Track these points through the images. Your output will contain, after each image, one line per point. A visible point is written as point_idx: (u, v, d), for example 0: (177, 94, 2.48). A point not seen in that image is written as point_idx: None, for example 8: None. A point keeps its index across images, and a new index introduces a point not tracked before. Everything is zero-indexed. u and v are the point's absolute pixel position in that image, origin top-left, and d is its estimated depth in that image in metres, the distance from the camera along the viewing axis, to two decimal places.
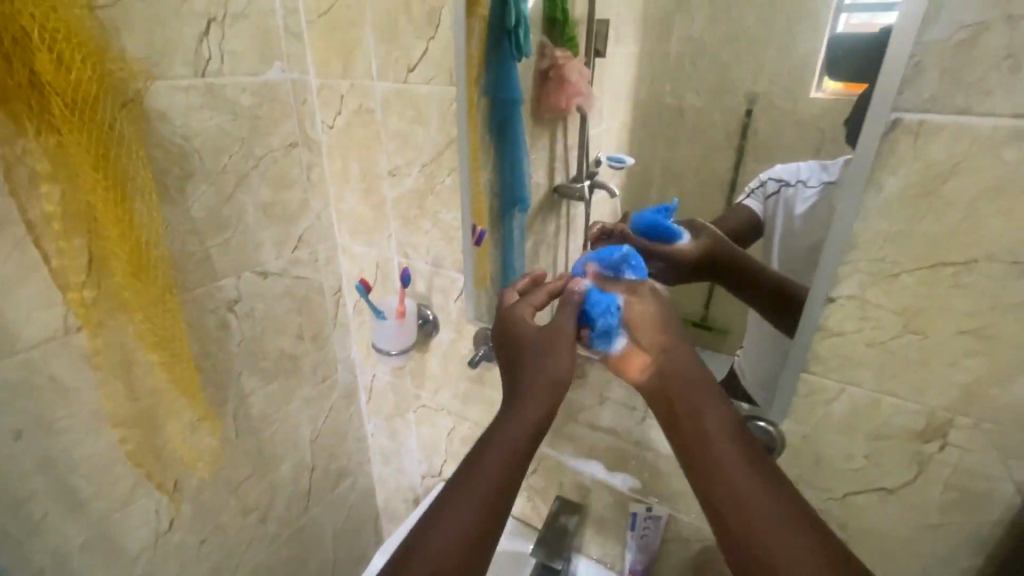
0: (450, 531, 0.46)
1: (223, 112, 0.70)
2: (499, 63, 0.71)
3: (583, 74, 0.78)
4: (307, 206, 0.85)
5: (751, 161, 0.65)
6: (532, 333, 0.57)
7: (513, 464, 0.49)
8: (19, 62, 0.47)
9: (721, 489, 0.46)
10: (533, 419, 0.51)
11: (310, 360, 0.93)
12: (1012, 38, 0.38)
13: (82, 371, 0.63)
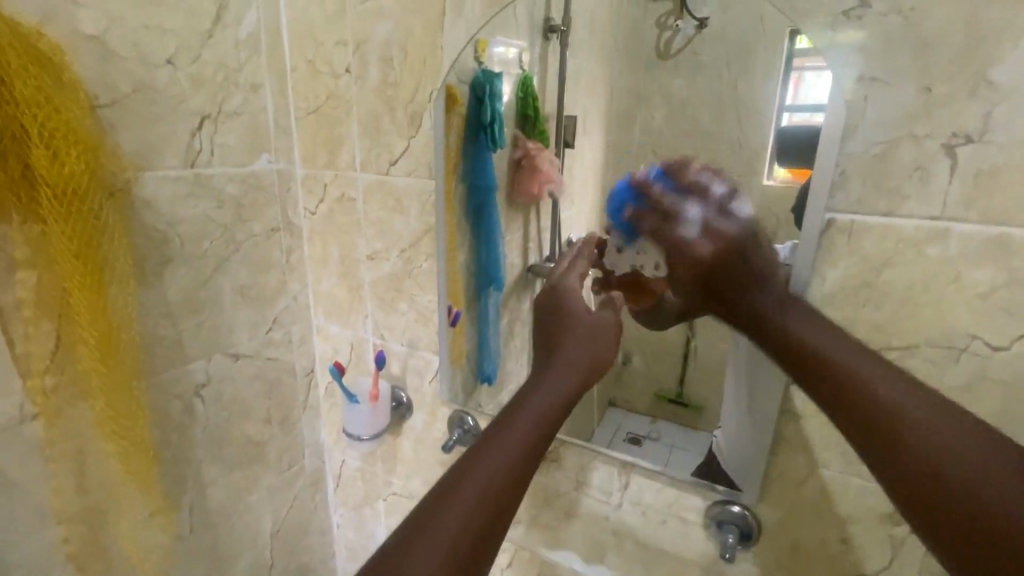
0: (484, 479, 0.41)
1: (209, 200, 0.73)
2: (475, 154, 0.74)
3: (554, 166, 0.71)
4: (284, 288, 0.86)
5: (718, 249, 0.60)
6: (578, 310, 0.58)
7: (551, 424, 0.46)
8: (15, 157, 0.49)
9: (872, 391, 0.41)
10: (569, 385, 0.48)
11: (276, 446, 0.90)
12: (917, 154, 0.44)
13: (31, 464, 0.59)
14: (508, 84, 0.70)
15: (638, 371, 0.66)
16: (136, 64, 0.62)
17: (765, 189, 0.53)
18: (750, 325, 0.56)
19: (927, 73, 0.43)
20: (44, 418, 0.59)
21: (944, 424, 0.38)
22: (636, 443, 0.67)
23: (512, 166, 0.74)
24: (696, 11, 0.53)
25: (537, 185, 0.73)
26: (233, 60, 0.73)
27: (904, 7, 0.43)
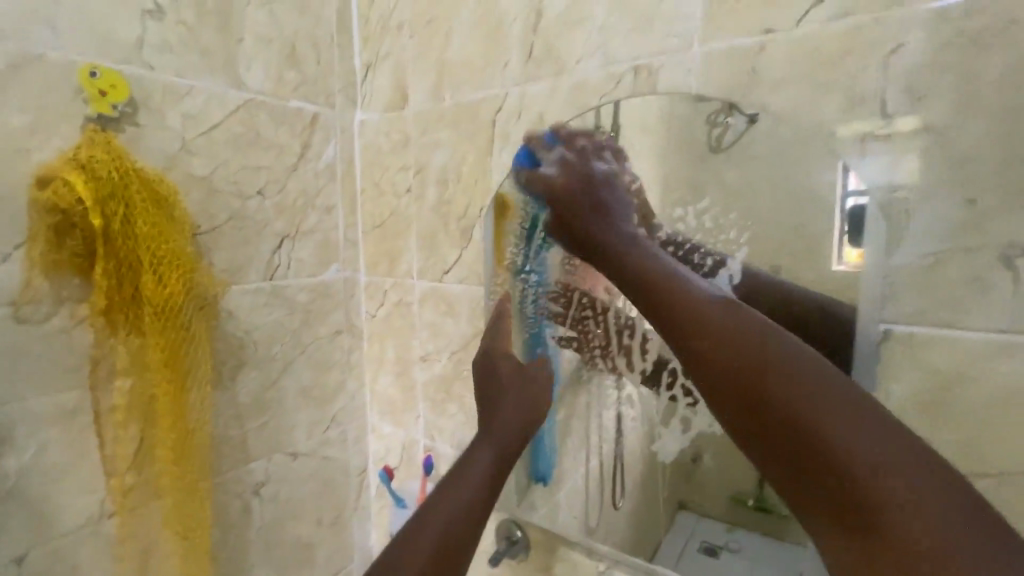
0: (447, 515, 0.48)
1: (282, 308, 0.81)
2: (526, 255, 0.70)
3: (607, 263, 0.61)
4: (343, 388, 0.90)
5: None
6: (512, 369, 0.67)
7: (498, 473, 0.54)
8: (128, 281, 0.59)
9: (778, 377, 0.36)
10: (514, 434, 0.59)
11: (326, 549, 0.89)
12: (971, 267, 0.43)
13: (103, 561, 0.63)
14: (560, 187, 0.64)
15: (709, 469, 0.59)
16: (233, 197, 0.73)
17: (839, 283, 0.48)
18: None
19: (967, 187, 0.43)
20: (119, 516, 0.63)
21: (824, 398, 0.33)
22: (713, 555, 0.61)
23: (563, 268, 0.67)
24: (745, 108, 0.52)
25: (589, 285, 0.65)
26: (313, 186, 0.84)
27: (933, 125, 0.44)
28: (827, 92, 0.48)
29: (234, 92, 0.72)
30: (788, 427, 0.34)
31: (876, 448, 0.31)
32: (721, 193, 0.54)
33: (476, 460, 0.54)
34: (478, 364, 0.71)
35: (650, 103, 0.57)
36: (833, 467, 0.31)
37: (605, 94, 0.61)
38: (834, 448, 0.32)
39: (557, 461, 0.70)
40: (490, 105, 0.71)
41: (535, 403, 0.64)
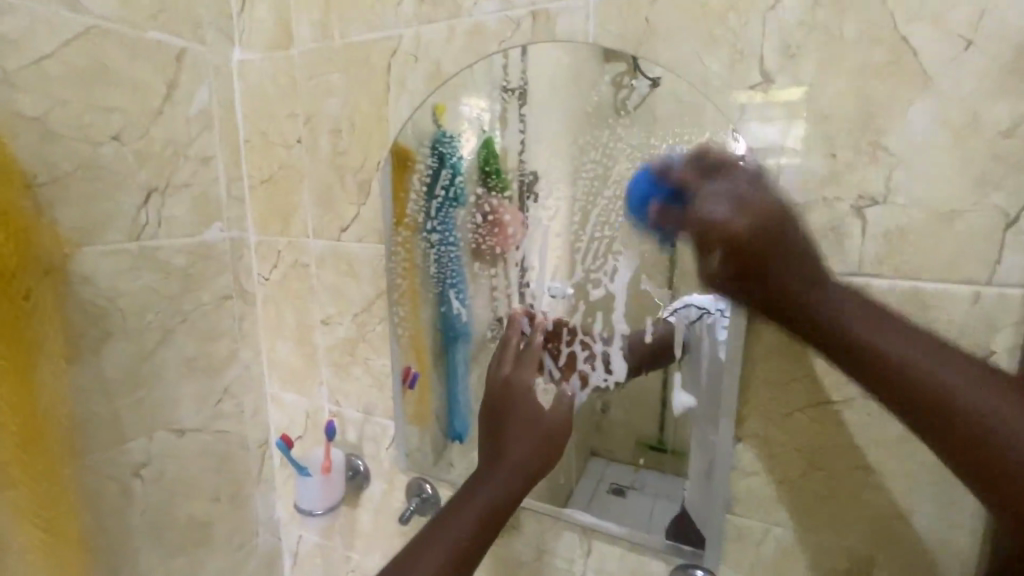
0: (451, 536, 0.48)
1: (154, 272, 0.72)
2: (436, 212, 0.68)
3: (517, 220, 0.63)
4: (236, 357, 0.84)
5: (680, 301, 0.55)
6: (525, 408, 0.59)
7: (512, 494, 0.51)
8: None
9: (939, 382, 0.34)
10: (530, 465, 0.53)
11: (225, 526, 0.85)
12: (830, 216, 0.47)
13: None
14: (471, 144, 0.64)
15: (617, 419, 0.61)
16: (81, 143, 0.63)
17: None
18: (714, 373, 0.54)
19: (828, 141, 0.46)
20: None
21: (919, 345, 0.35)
22: (620, 495, 0.63)
23: (473, 226, 0.66)
24: (648, 71, 0.52)
25: (501, 242, 0.65)
26: (184, 134, 0.74)
27: (803, 83, 0.46)
28: (712, 48, 0.49)
29: (69, 15, 0.61)
30: (931, 404, 0.34)
31: (968, 379, 0.33)
32: (624, 150, 0.55)
33: (466, 514, 0.49)
34: (490, 389, 0.62)
35: (560, 65, 0.56)
36: (961, 421, 0.33)
37: (504, 40, 0.59)
38: (952, 399, 0.33)
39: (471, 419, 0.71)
40: (385, 48, 0.66)
41: (551, 442, 0.56)
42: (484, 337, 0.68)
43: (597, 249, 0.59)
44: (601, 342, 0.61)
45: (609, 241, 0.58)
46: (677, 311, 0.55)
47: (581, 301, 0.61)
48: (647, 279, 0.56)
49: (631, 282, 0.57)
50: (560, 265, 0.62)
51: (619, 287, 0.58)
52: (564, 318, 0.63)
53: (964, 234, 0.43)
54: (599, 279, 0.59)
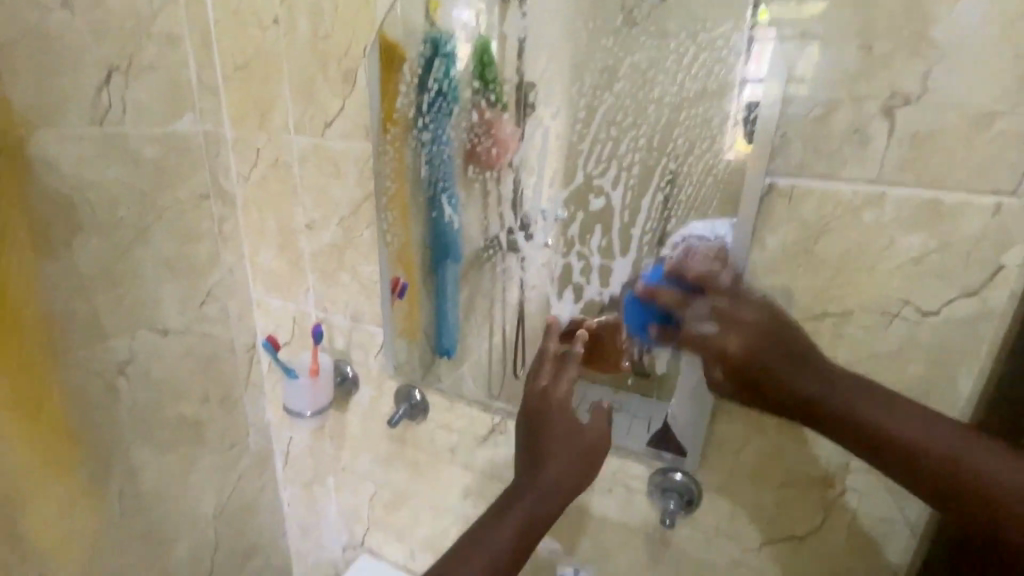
0: (491, 550, 0.49)
1: (123, 163, 0.67)
2: (426, 119, 0.63)
3: (513, 133, 0.61)
4: (218, 260, 0.80)
5: (684, 210, 0.52)
6: (564, 414, 0.57)
7: (545, 509, 0.51)
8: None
9: (907, 440, 0.43)
10: (567, 474, 0.52)
11: (216, 425, 0.86)
12: (856, 116, 0.43)
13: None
14: (467, 49, 0.59)
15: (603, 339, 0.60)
16: (27, 8, 0.56)
17: (727, 164, 0.49)
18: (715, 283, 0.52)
19: (867, 30, 0.42)
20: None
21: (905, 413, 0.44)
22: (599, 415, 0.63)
23: (468, 137, 0.62)
24: None
25: (496, 155, 0.62)
26: (145, 7, 0.66)
27: None
28: None
29: None
30: (909, 458, 0.43)
31: (925, 427, 0.43)
32: (636, 46, 0.51)
33: (506, 524, 0.50)
34: (527, 406, 0.59)
35: None
36: (941, 467, 0.42)
37: None
38: (928, 455, 0.42)
39: (460, 336, 0.72)
40: None
41: (590, 457, 0.54)
42: (476, 254, 0.67)
43: (603, 152, 0.55)
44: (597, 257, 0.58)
45: (613, 144, 0.54)
46: (677, 242, 0.53)
47: (580, 212, 0.58)
48: (651, 190, 0.53)
49: (634, 189, 0.54)
50: (559, 173, 0.58)
51: (621, 195, 0.55)
52: (560, 232, 0.61)
53: (995, 139, 0.40)
54: (602, 186, 0.56)
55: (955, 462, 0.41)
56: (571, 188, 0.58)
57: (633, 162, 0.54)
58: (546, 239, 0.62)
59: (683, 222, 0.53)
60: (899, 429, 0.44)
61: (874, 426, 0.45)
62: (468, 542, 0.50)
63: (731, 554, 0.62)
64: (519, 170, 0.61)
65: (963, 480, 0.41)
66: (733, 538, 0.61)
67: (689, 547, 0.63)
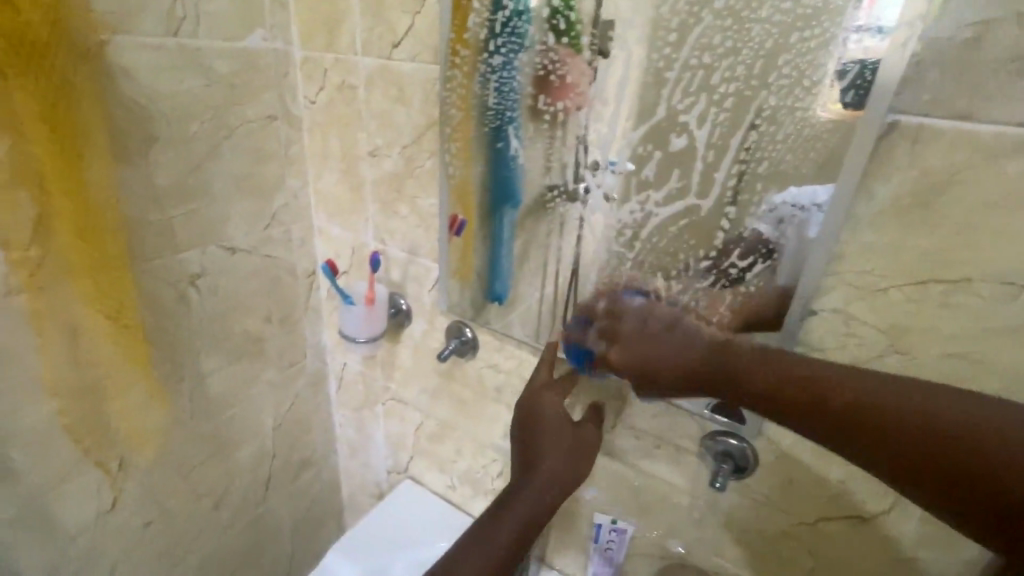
0: (486, 555, 0.49)
1: (196, 75, 0.67)
2: (496, 47, 0.59)
3: (585, 74, 0.57)
4: (284, 183, 0.82)
5: (781, 151, 0.46)
6: (552, 421, 0.59)
7: (537, 512, 0.53)
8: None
9: (867, 406, 0.39)
10: (558, 478, 0.55)
11: (276, 343, 0.90)
12: (1020, 40, 0.36)
13: (26, 352, 0.60)
14: None
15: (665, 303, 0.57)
16: None
17: (822, 122, 0.43)
18: (805, 237, 0.47)
19: None
20: (34, 323, 0.60)
21: (865, 379, 0.40)
22: None
23: (536, 70, 0.58)
24: None
25: (565, 95, 0.58)
26: None
27: None
28: None
29: None
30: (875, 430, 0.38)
31: (894, 396, 0.38)
32: None
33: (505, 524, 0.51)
34: (519, 412, 0.61)
35: None
36: (914, 435, 0.37)
37: None
38: (894, 420, 0.38)
39: (514, 281, 0.71)
40: None
41: (580, 461, 0.57)
42: (537, 201, 0.64)
43: (691, 83, 0.49)
44: (675, 196, 0.53)
45: (705, 73, 0.48)
46: (766, 208, 0.48)
47: (658, 150, 0.53)
48: (744, 128, 0.48)
49: (723, 126, 0.49)
50: (638, 108, 0.53)
51: (706, 133, 0.50)
52: (635, 175, 0.56)
53: None
54: (687, 122, 0.51)
55: (927, 436, 0.36)
56: (644, 127, 0.54)
57: (727, 95, 0.48)
58: (610, 190, 0.58)
59: (778, 170, 0.47)
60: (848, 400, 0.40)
61: (817, 394, 0.41)
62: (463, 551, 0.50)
63: (780, 526, 0.59)
64: (588, 113, 0.58)
65: (938, 458, 0.36)
66: (784, 510, 0.58)
67: (736, 513, 0.61)
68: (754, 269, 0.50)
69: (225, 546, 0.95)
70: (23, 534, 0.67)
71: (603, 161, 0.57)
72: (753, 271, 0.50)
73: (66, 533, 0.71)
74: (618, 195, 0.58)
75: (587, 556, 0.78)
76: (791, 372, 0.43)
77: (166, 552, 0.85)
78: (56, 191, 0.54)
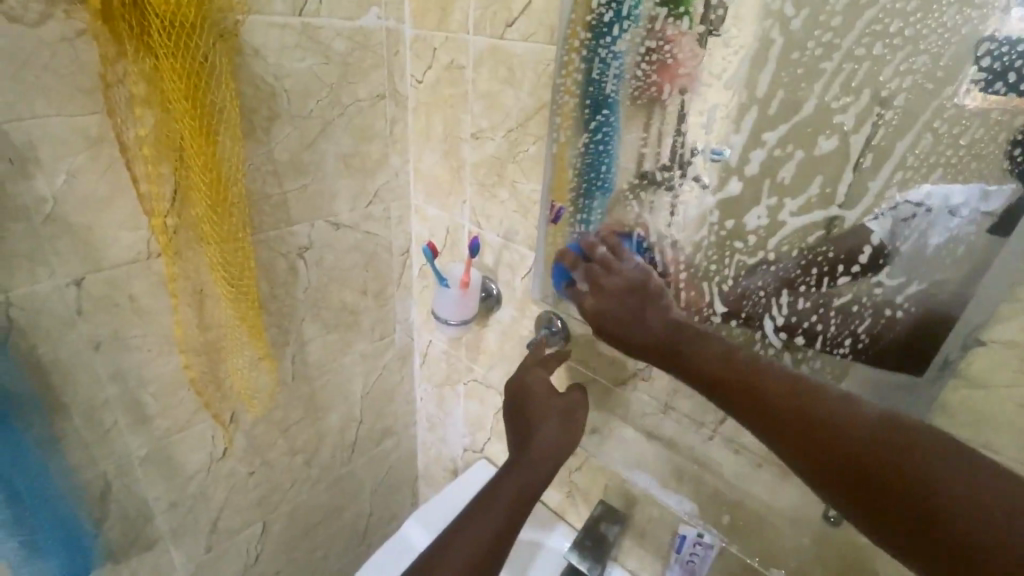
0: (483, 527, 0.53)
1: (317, 55, 0.69)
2: (603, 24, 0.55)
3: (694, 57, 0.51)
4: (387, 162, 0.83)
5: (961, 155, 0.39)
6: (541, 394, 0.62)
7: (529, 483, 0.56)
8: (135, 23, 0.50)
9: (818, 411, 0.44)
10: (547, 449, 0.58)
11: (369, 317, 0.93)
12: None
13: (160, 312, 0.67)
14: None
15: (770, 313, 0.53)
16: None
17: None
18: (978, 256, 0.41)
19: None
20: (168, 286, 0.66)
21: (848, 407, 0.43)
22: None
23: (643, 50, 0.54)
24: None
25: (669, 75, 0.53)
26: None
27: None
28: None
29: None
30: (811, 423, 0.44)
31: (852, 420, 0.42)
32: None
33: (497, 503, 0.54)
34: (511, 394, 0.65)
35: None
36: (850, 437, 0.41)
37: None
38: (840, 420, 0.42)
39: None
40: None
41: (571, 427, 0.61)
42: (624, 195, 0.61)
43: (854, 75, 0.43)
44: (814, 206, 0.47)
45: (873, 65, 0.42)
46: (886, 207, 0.44)
47: (800, 151, 0.47)
48: (914, 132, 0.41)
49: (889, 127, 0.42)
50: (783, 102, 0.47)
51: (863, 137, 0.43)
52: (766, 179, 0.49)
53: None
54: (842, 123, 0.44)
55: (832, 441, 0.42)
56: (784, 125, 0.47)
57: (896, 88, 0.41)
58: (713, 183, 0.53)
59: (954, 180, 0.40)
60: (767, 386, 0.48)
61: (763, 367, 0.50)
62: (459, 526, 0.53)
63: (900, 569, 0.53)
64: (692, 95, 0.52)
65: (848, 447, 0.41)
66: None
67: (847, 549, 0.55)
68: (904, 290, 0.44)
69: (313, 499, 1.02)
70: (152, 471, 0.75)
71: (699, 151, 0.53)
72: (902, 292, 0.44)
73: (185, 473, 0.79)
74: (723, 192, 0.52)
75: (664, 563, 0.76)
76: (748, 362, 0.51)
77: (264, 499, 0.93)
78: (194, 163, 0.57)
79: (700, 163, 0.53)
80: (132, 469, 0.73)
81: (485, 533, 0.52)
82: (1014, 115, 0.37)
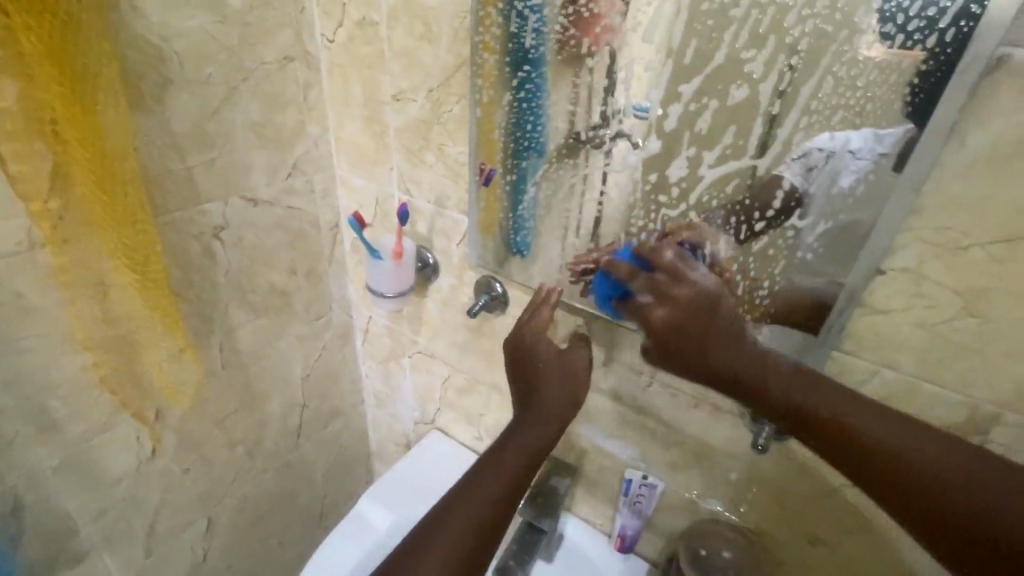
0: (488, 489, 0.51)
1: (209, 12, 0.62)
2: None
3: (614, 9, 0.50)
4: (304, 130, 0.78)
5: (860, 94, 0.41)
6: (549, 359, 0.59)
7: (537, 446, 0.54)
8: None
9: (864, 425, 0.43)
10: (557, 411, 0.57)
11: (302, 297, 0.89)
12: None
13: (55, 308, 0.61)
14: None
15: None
16: None
17: (915, 61, 0.38)
18: (876, 192, 0.43)
19: None
20: (59, 279, 0.59)
21: (890, 419, 0.42)
22: None
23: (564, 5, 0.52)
24: None
25: (591, 29, 0.52)
26: None
27: None
28: None
29: None
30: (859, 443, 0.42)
31: (905, 435, 0.41)
32: None
33: (501, 467, 0.53)
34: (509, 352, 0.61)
35: None
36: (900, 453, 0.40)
37: None
38: (891, 439, 0.41)
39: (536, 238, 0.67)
40: None
41: (576, 390, 0.59)
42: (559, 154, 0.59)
43: (761, 20, 0.43)
44: (729, 157, 0.48)
45: (778, 11, 0.42)
46: (797, 155, 0.46)
47: (714, 101, 0.47)
48: (816, 76, 0.43)
49: (795, 73, 0.43)
50: (698, 49, 0.47)
51: (772, 83, 0.44)
52: (685, 131, 0.50)
53: None
54: (751, 71, 0.45)
55: (895, 462, 0.40)
56: (700, 76, 0.48)
57: (800, 31, 0.42)
58: (643, 140, 0.53)
59: (853, 123, 0.42)
60: (826, 405, 0.45)
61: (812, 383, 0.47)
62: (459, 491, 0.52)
63: (819, 486, 0.57)
64: (615, 50, 0.51)
65: (902, 467, 0.40)
66: (828, 473, 0.56)
67: (774, 474, 0.60)
68: (813, 230, 0.47)
69: (261, 489, 0.98)
70: (71, 480, 0.70)
71: (625, 108, 0.53)
72: (813, 233, 0.47)
73: (111, 479, 0.74)
74: (649, 148, 0.53)
75: (614, 507, 0.79)
76: (786, 376, 0.48)
77: (206, 496, 0.89)
78: (70, 137, 0.51)
79: (626, 120, 0.53)
80: (45, 480, 0.67)
81: (490, 496, 0.51)
82: (905, 53, 0.38)
